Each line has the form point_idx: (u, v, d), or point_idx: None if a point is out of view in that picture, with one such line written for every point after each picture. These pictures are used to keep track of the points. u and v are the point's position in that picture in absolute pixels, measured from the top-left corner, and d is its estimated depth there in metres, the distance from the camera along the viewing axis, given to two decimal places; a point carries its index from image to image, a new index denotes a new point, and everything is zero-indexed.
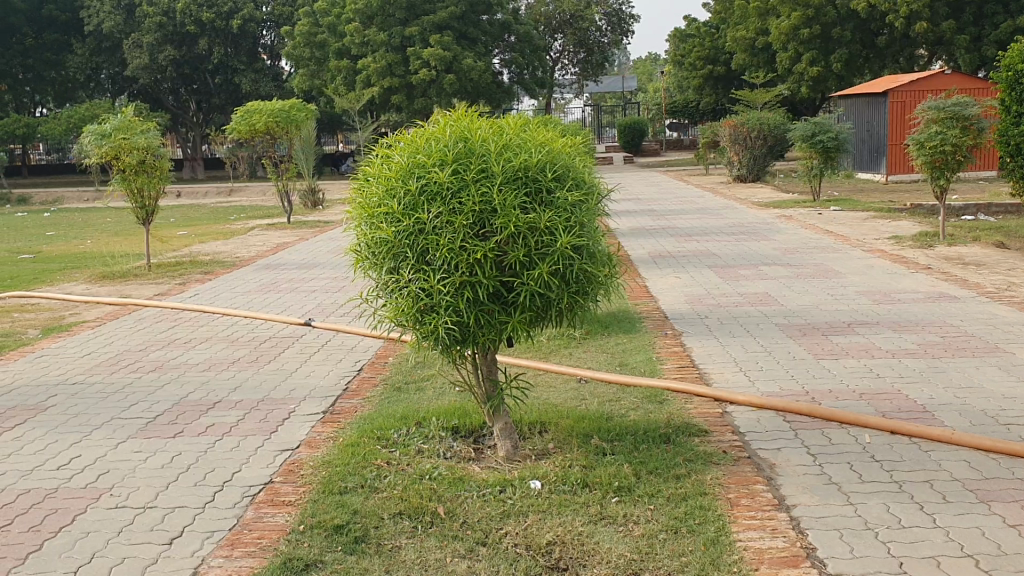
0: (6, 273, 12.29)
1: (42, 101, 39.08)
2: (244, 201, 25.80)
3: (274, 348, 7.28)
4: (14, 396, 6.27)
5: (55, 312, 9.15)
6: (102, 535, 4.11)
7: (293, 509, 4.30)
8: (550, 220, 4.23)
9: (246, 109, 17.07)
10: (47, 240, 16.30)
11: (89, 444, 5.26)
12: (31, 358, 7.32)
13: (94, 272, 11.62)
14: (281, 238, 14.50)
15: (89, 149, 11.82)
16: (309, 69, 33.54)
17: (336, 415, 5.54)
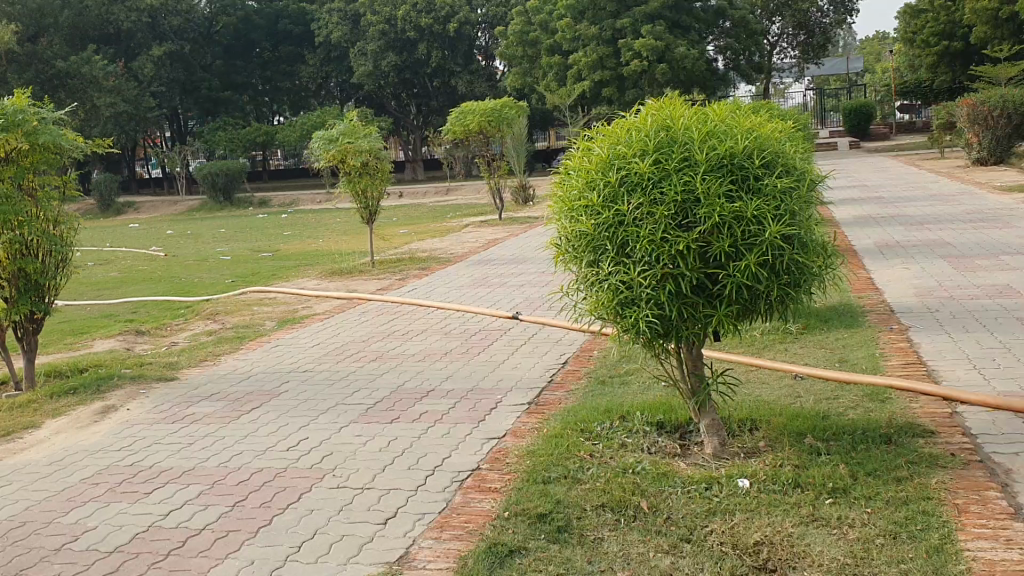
0: (249, 271, 13.40)
1: (280, 111, 42.26)
2: (460, 200, 26.72)
3: (483, 340, 7.48)
4: (252, 383, 6.82)
5: (289, 306, 9.87)
6: (324, 513, 4.38)
7: (499, 496, 4.41)
8: (757, 208, 4.09)
9: (460, 110, 17.63)
10: (284, 240, 17.61)
11: (315, 427, 5.64)
12: (268, 348, 7.94)
13: (323, 269, 12.43)
14: (493, 235, 14.87)
15: (318, 154, 12.63)
16: (521, 68, 34.29)
17: (542, 406, 5.62)
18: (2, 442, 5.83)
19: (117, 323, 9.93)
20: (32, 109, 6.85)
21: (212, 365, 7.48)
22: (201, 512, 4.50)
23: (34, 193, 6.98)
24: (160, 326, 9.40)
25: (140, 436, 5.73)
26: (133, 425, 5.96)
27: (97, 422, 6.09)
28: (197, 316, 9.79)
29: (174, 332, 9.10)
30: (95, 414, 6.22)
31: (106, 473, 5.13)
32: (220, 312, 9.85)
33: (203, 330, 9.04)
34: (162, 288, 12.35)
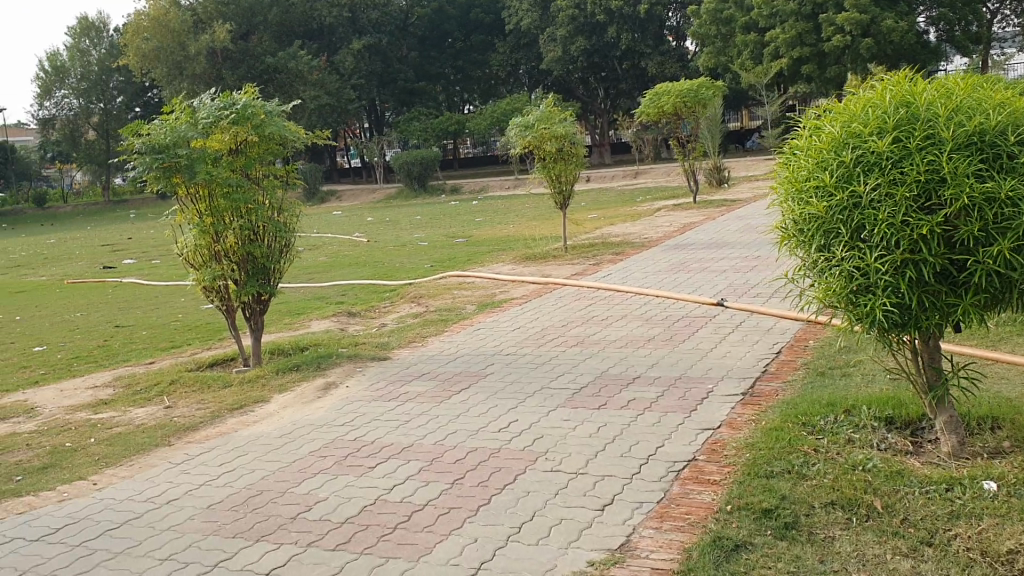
0: (446, 255, 13.78)
1: (470, 100, 43.19)
2: (649, 183, 26.45)
3: (687, 327, 7.32)
4: (458, 364, 6.99)
5: (488, 290, 10.07)
6: (541, 495, 4.41)
7: (720, 489, 4.28)
8: (1013, 189, 3.74)
9: (655, 92, 17.36)
10: (477, 225, 18.02)
11: (525, 410, 5.70)
12: (472, 330, 8.12)
13: (518, 254, 12.60)
14: (688, 218, 14.60)
15: (514, 141, 12.81)
16: (714, 47, 33.50)
17: (757, 397, 5.44)
18: (237, 414, 6.26)
19: (329, 304, 10.47)
20: (260, 103, 7.26)
21: (420, 346, 7.73)
22: (423, 488, 4.64)
23: (261, 182, 7.44)
24: (369, 308, 9.82)
25: (359, 412, 5.99)
26: (352, 401, 6.24)
27: (320, 397, 6.42)
28: (402, 299, 10.16)
29: (383, 314, 9.48)
30: (317, 390, 6.56)
31: (331, 447, 5.38)
32: (423, 295, 10.18)
33: (409, 312, 9.38)
34: (367, 272, 12.90)
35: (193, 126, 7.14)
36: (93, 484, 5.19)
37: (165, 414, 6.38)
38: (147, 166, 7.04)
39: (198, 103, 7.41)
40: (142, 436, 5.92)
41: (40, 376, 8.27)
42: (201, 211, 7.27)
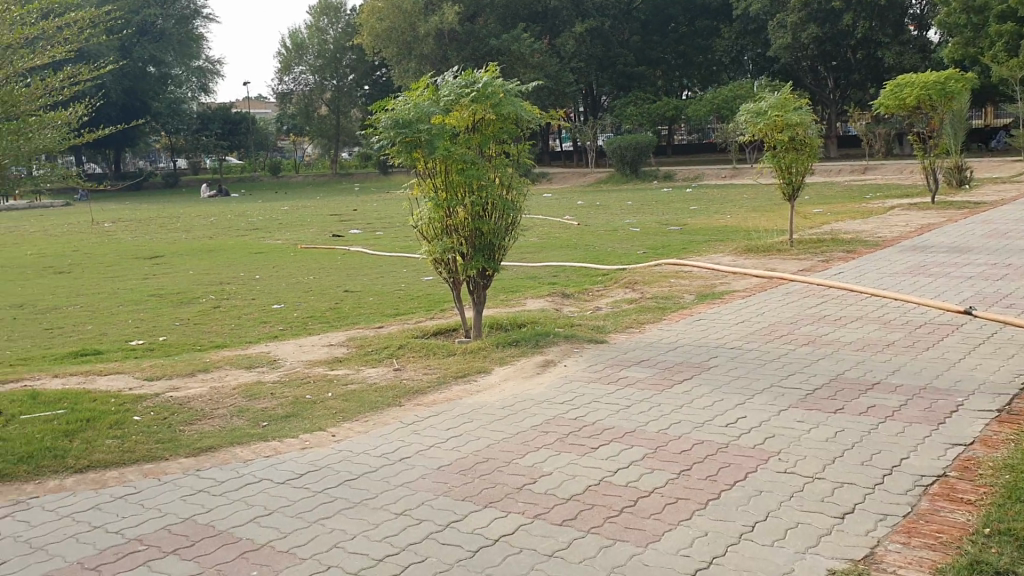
0: (660, 243, 13.65)
1: (689, 86, 42.37)
2: (880, 180, 25.13)
3: (930, 335, 6.86)
4: (680, 354, 6.88)
5: (707, 281, 9.86)
6: (775, 497, 4.25)
7: (976, 510, 3.97)
8: None
9: (897, 83, 16.43)
10: (692, 214, 17.74)
11: (753, 407, 5.52)
12: (691, 321, 7.98)
13: (738, 246, 12.28)
14: (926, 219, 13.70)
15: (744, 127, 12.47)
16: (962, 37, 31.14)
17: (1015, 416, 5.00)
18: (461, 382, 6.46)
19: (544, 284, 10.60)
20: (500, 81, 7.43)
21: (638, 332, 7.66)
22: (648, 474, 4.59)
23: (493, 161, 7.66)
24: (584, 291, 9.85)
25: (579, 392, 6.01)
26: (572, 381, 6.28)
27: (540, 373, 6.52)
28: (617, 284, 10.12)
29: (598, 298, 9.50)
30: (537, 366, 6.67)
31: (555, 423, 5.44)
32: (640, 281, 10.11)
33: (625, 297, 9.33)
34: (581, 255, 12.97)
35: (435, 103, 7.45)
36: (331, 435, 5.51)
37: (393, 376, 6.68)
38: (391, 139, 7.37)
39: (440, 80, 7.71)
40: (373, 394, 6.22)
41: (280, 331, 8.88)
42: (438, 186, 7.56)
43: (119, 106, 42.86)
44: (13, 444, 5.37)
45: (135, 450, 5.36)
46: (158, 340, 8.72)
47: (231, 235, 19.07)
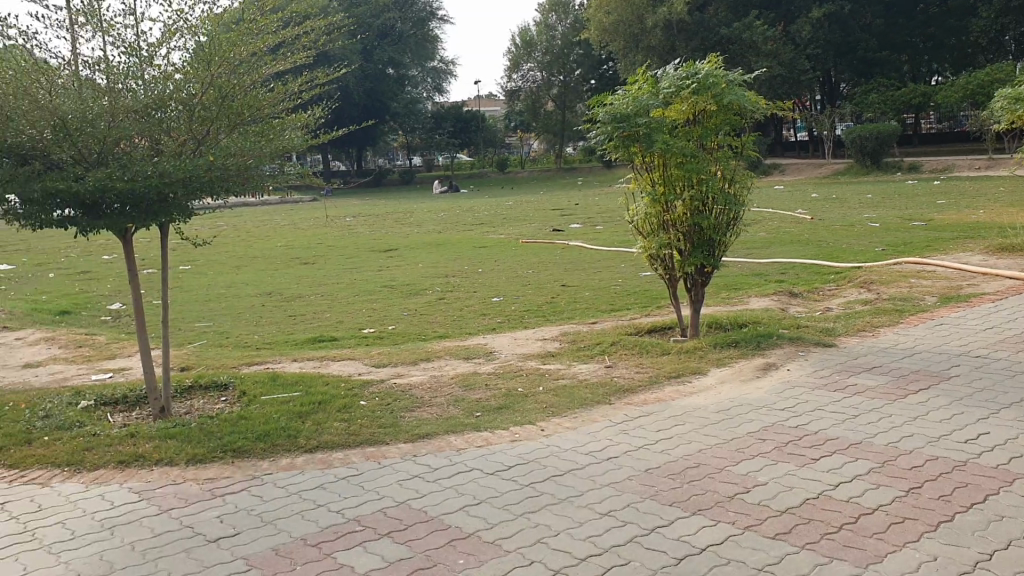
0: (901, 239, 12.74)
1: (940, 70, 39.34)
2: None
3: None
4: (917, 361, 6.36)
5: (952, 282, 9.08)
6: (1020, 524, 3.81)
7: None
8: None
9: None
10: (939, 208, 16.45)
11: (999, 423, 5.00)
12: (931, 325, 7.37)
13: (991, 243, 11.23)
14: None
15: (999, 114, 11.44)
16: None
17: None
18: (675, 383, 6.30)
19: (768, 282, 10.18)
20: (723, 72, 7.18)
21: (870, 337, 7.17)
22: (873, 491, 4.26)
23: (716, 153, 7.41)
24: (813, 290, 9.36)
25: (802, 399, 5.69)
26: (795, 386, 5.96)
27: (760, 377, 6.24)
28: (850, 284, 9.54)
29: (827, 298, 8.98)
30: (757, 369, 6.39)
31: (772, 430, 5.18)
32: (875, 281, 9.47)
33: (857, 298, 8.77)
34: (810, 252, 12.34)
35: (654, 96, 7.32)
36: (541, 430, 5.54)
37: (606, 373, 6.63)
38: (609, 134, 7.35)
39: (661, 73, 7.56)
40: (585, 390, 6.21)
41: (498, 323, 9.07)
42: (657, 181, 7.47)
43: (362, 107, 45.56)
44: (253, 422, 5.80)
45: (359, 433, 5.64)
46: (387, 329, 9.16)
47: (459, 230, 19.76)
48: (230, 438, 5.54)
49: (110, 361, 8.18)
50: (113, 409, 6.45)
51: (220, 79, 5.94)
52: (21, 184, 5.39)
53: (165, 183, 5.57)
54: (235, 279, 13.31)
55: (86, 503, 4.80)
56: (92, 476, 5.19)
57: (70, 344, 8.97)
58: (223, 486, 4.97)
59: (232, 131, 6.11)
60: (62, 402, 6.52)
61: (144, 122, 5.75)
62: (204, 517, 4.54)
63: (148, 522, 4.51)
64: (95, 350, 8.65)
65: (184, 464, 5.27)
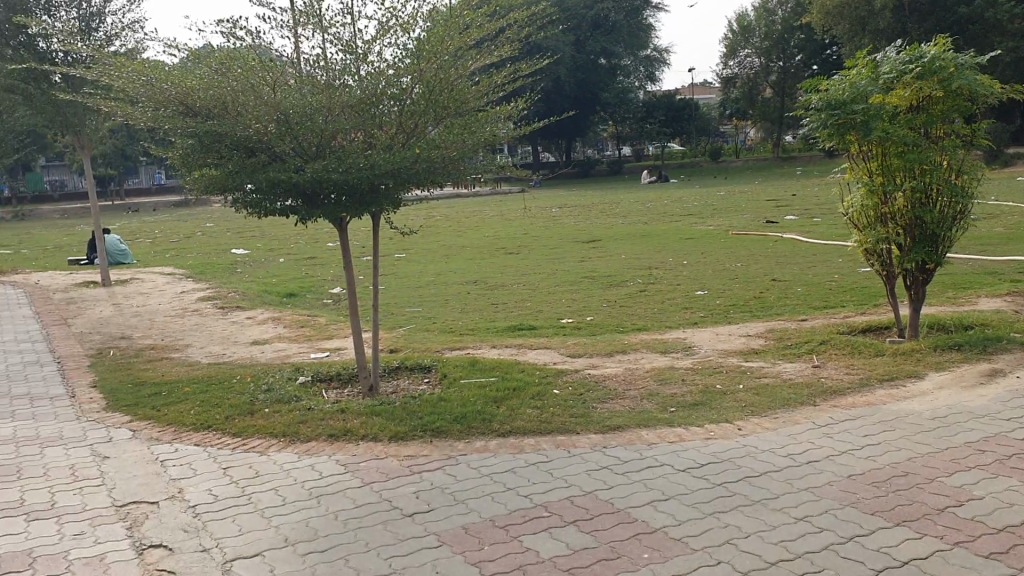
0: None
1: None
2: None
3: None
4: None
5: None
6: None
7: None
8: None
9: None
10: None
11: None
12: None
13: None
14: None
15: None
16: None
17: None
18: (886, 386, 5.95)
19: (1002, 282, 9.38)
20: (952, 55, 6.68)
21: None
22: None
23: (942, 143, 6.93)
24: None
25: None
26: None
27: (985, 384, 5.76)
28: None
29: None
30: (981, 375, 5.91)
31: (994, 442, 4.79)
32: None
33: None
34: None
35: (874, 81, 6.94)
36: (738, 428, 5.39)
37: (810, 373, 6.35)
38: (822, 122, 7.06)
39: (881, 57, 7.15)
40: (787, 390, 5.98)
41: (701, 318, 8.91)
42: (873, 171, 7.09)
43: (574, 98, 45.98)
44: (452, 404, 6.02)
45: (552, 421, 5.70)
46: (587, 319, 9.21)
47: (666, 221, 19.54)
48: (429, 419, 5.77)
49: (327, 340, 8.73)
50: (327, 385, 6.88)
51: (429, 72, 6.15)
52: (249, 175, 5.92)
53: (376, 175, 5.86)
54: (445, 267, 13.81)
55: (298, 472, 5.17)
56: (304, 447, 5.57)
57: (293, 324, 9.65)
58: (421, 463, 5.19)
59: (440, 122, 6.33)
60: (282, 377, 7.04)
61: (357, 116, 6.09)
62: (401, 492, 4.79)
63: (350, 494, 4.80)
64: (315, 330, 9.26)
65: (386, 441, 5.55)
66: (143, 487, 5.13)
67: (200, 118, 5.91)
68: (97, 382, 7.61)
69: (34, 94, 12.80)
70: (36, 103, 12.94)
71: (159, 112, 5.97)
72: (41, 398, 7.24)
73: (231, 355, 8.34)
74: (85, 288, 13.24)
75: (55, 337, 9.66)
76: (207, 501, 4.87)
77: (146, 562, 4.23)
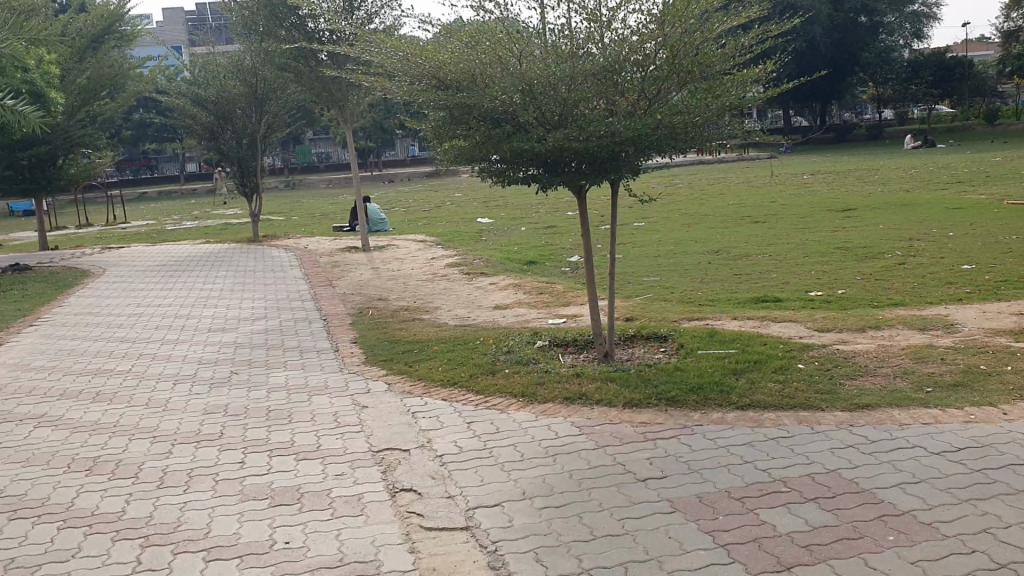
0: None
1: None
2: None
3: None
4: None
5: None
6: None
7: None
8: None
9: None
10: None
11: None
12: None
13: None
14: None
15: None
16: None
17: None
18: None
19: None
20: None
21: None
22: None
23: None
24: None
25: None
26: None
27: None
28: None
29: None
30: None
31: None
32: None
33: None
34: None
35: None
36: (1003, 413, 4.98)
37: None
38: None
39: None
40: None
41: (967, 294, 8.24)
42: None
43: (829, 59, 43.59)
44: (689, 374, 5.97)
45: (793, 396, 5.52)
46: (835, 293, 8.78)
47: (929, 189, 18.15)
48: (665, 387, 5.77)
49: (566, 306, 8.91)
50: (565, 349, 7.03)
51: (674, 36, 6.06)
52: (495, 145, 6.15)
53: (616, 143, 5.90)
54: (686, 236, 13.61)
55: (536, 430, 5.35)
56: (542, 408, 5.74)
57: (534, 290, 9.91)
58: (655, 431, 5.20)
59: (684, 87, 6.24)
60: (522, 340, 7.28)
61: (599, 84, 6.14)
62: (636, 457, 4.83)
63: (586, 455, 4.92)
64: (554, 297, 9.46)
65: (622, 407, 5.60)
66: (395, 436, 5.51)
67: (451, 91, 6.18)
68: (357, 339, 8.22)
69: (305, 72, 13.98)
70: (306, 79, 14.04)
71: (414, 86, 6.31)
72: (309, 351, 7.95)
73: (475, 319, 8.71)
74: (346, 253, 14.27)
75: (321, 296, 10.52)
76: (452, 452, 5.16)
77: (398, 504, 4.57)
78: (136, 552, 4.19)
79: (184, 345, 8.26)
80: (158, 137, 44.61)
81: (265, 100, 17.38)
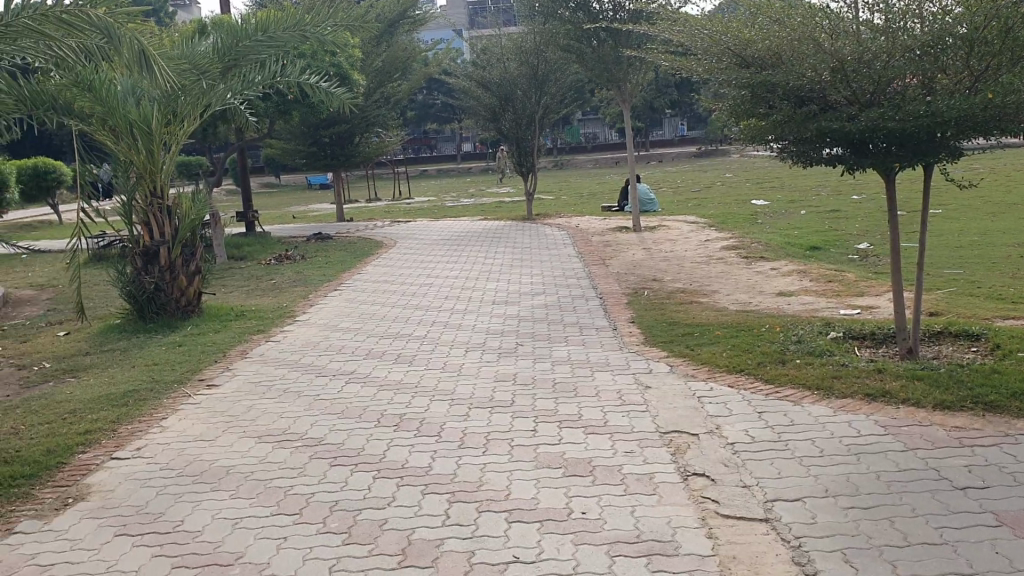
0: None
1: None
2: None
3: None
4: None
5: None
6: None
7: None
8: None
9: None
10: None
11: None
12: None
13: None
14: None
15: None
16: None
17: None
18: None
19: None
20: None
21: None
22: None
23: None
24: None
25: None
26: None
27: None
28: None
29: None
30: None
31: None
32: None
33: None
34: None
35: None
36: None
37: None
38: None
39: None
40: None
41: None
42: None
43: None
44: (1009, 377, 5.46)
45: None
46: None
47: None
48: (982, 390, 5.30)
49: (858, 297, 8.44)
50: (861, 343, 6.66)
51: (1007, 8, 5.38)
52: (798, 125, 5.91)
53: (937, 123, 5.43)
54: (991, 226, 12.42)
55: (836, 426, 5.11)
56: (841, 404, 5.47)
57: (820, 278, 9.46)
58: (974, 437, 4.80)
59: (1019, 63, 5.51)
60: (812, 330, 6.97)
61: (918, 60, 5.67)
62: (951, 463, 4.49)
63: (895, 457, 4.64)
64: (844, 286, 8.98)
65: (931, 408, 5.22)
66: (683, 419, 5.48)
67: (754, 69, 6.02)
68: (636, 319, 8.24)
69: (586, 52, 14.21)
70: (588, 60, 14.23)
71: (713, 63, 6.22)
72: (589, 327, 8.09)
73: (758, 304, 8.45)
74: (620, 232, 14.34)
75: (597, 275, 10.66)
76: (745, 440, 5.04)
77: (692, 487, 4.53)
78: (444, 506, 4.46)
79: (473, 315, 8.69)
80: (439, 117, 47.12)
81: (545, 82, 17.81)
